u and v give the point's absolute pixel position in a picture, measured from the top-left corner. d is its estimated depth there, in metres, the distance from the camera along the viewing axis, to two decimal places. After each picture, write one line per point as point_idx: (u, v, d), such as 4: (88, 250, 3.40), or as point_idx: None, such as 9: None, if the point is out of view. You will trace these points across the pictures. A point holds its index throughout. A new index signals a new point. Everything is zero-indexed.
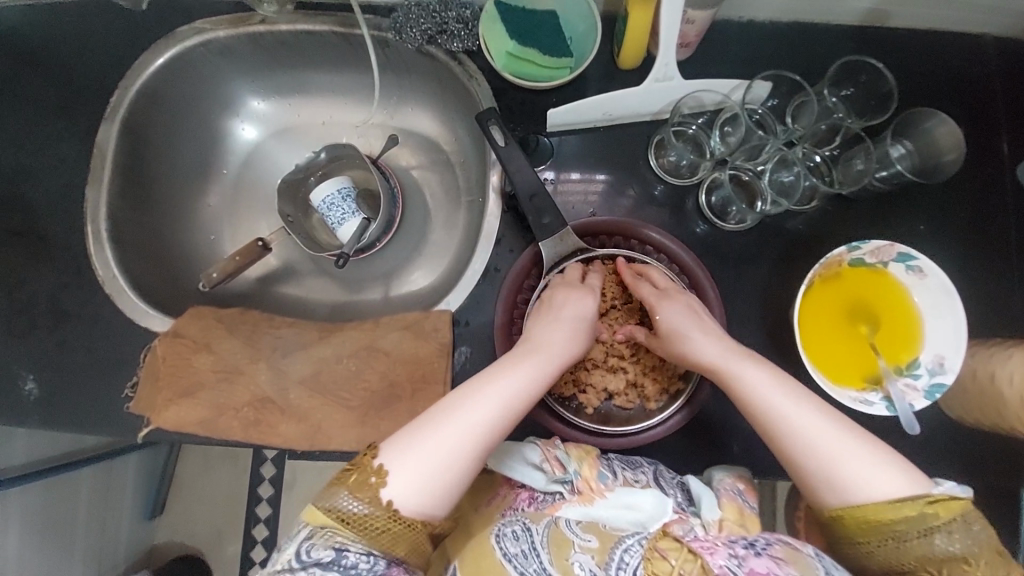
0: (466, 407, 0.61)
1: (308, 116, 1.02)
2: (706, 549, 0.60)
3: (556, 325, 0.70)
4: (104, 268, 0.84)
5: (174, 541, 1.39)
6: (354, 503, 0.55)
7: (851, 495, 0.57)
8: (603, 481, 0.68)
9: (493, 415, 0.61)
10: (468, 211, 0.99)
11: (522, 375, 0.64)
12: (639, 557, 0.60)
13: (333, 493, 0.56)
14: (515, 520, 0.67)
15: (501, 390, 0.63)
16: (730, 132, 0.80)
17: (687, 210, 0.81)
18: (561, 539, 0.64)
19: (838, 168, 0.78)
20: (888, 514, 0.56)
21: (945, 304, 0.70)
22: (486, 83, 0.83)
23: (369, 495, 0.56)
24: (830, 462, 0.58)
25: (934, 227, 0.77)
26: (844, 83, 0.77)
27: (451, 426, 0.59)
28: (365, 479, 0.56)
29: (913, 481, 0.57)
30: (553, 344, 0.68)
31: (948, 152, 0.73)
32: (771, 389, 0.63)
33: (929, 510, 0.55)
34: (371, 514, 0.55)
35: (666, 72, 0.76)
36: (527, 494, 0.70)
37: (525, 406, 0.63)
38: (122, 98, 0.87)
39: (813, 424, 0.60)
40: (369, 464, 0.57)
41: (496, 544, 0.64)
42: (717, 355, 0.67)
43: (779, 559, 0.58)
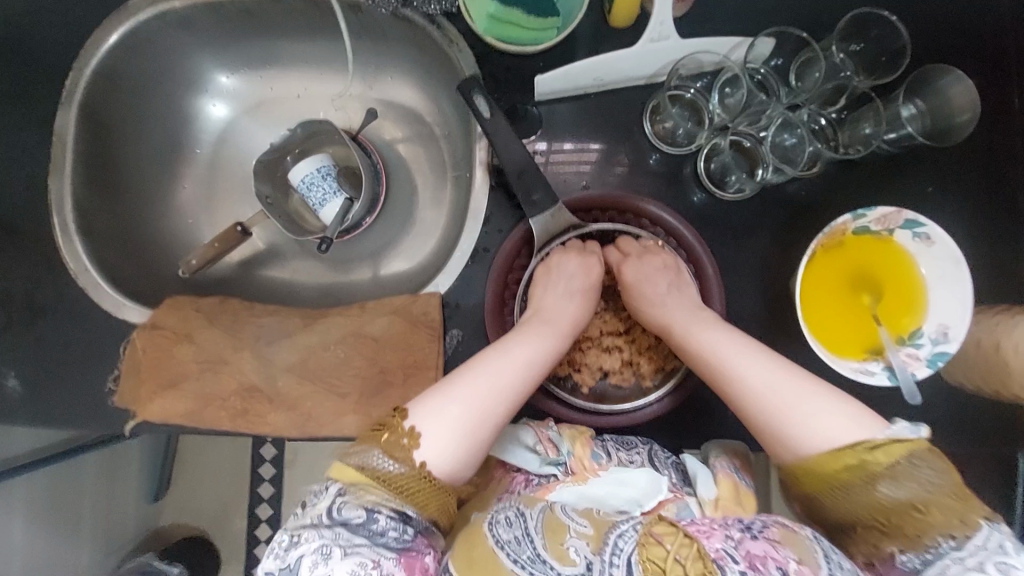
0: (487, 370, 0.61)
1: (283, 90, 0.96)
2: (702, 533, 0.55)
3: (568, 294, 0.71)
4: (75, 261, 0.80)
5: (179, 524, 1.37)
6: (389, 461, 0.54)
7: (798, 446, 0.56)
8: (596, 460, 0.68)
9: (516, 376, 0.61)
10: (455, 186, 0.95)
11: (539, 341, 0.66)
12: (633, 543, 0.54)
13: (366, 450, 0.55)
14: (508, 506, 0.60)
15: (518, 354, 0.64)
16: (730, 94, 0.75)
17: (684, 178, 0.77)
18: (557, 524, 0.58)
19: (844, 131, 0.74)
20: (834, 464, 0.54)
21: (951, 273, 0.67)
22: (468, 48, 0.78)
23: (403, 455, 0.55)
24: (776, 415, 0.57)
25: (942, 190, 0.73)
26: (853, 37, 0.71)
27: (470, 386, 0.59)
28: (398, 440, 0.55)
29: (862, 424, 0.55)
30: (566, 310, 0.70)
31: (961, 113, 0.69)
32: (739, 347, 0.63)
33: (870, 457, 0.53)
34: (405, 474, 0.54)
35: (660, 31, 0.71)
36: (523, 477, 0.69)
37: (545, 369, 0.65)
38: (76, 82, 0.81)
39: (766, 378, 0.59)
40: (400, 425, 0.56)
41: (488, 531, 0.57)
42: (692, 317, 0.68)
43: (777, 542, 0.53)
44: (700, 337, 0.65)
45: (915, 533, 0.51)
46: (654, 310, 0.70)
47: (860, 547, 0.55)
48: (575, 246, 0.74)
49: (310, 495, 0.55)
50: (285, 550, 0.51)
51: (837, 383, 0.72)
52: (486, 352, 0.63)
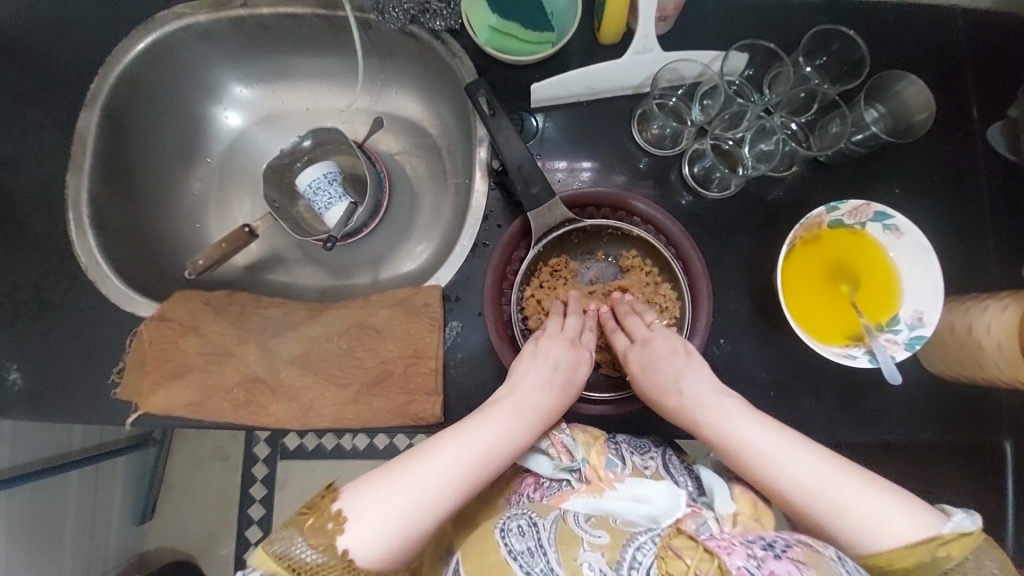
0: (436, 464, 0.61)
1: (293, 102, 1.02)
2: (723, 549, 0.58)
3: (545, 382, 0.70)
4: (86, 254, 0.83)
5: (166, 546, 1.36)
6: (311, 550, 0.55)
7: (860, 544, 0.57)
8: (611, 469, 0.69)
9: (463, 475, 0.61)
10: (455, 192, 0.99)
11: (498, 430, 0.65)
12: (651, 556, 0.59)
13: (288, 537, 0.56)
14: (521, 514, 0.64)
15: (472, 446, 0.63)
16: (709, 104, 0.82)
17: (671, 181, 0.83)
18: (569, 536, 0.61)
19: (814, 134, 0.80)
20: (905, 561, 0.55)
21: (921, 261, 0.72)
22: (469, 61, 0.84)
23: (324, 541, 0.56)
24: (830, 516, 0.58)
25: (909, 191, 0.79)
26: (817, 52, 0.79)
27: (417, 480, 0.59)
28: (323, 524, 0.56)
29: (922, 521, 0.56)
30: (532, 399, 0.68)
31: (919, 111, 0.76)
32: (774, 443, 0.62)
33: (941, 552, 0.55)
34: (327, 562, 0.55)
35: (645, 44, 0.78)
36: (532, 480, 0.72)
37: (492, 467, 0.63)
38: (101, 86, 0.86)
39: (806, 474, 0.60)
40: (327, 508, 0.57)
41: (500, 540, 0.61)
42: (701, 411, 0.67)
43: (800, 562, 0.55)
44: (732, 429, 0.64)
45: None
46: (672, 400, 0.70)
47: None
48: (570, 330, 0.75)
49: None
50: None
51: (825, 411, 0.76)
52: (441, 438, 0.63)
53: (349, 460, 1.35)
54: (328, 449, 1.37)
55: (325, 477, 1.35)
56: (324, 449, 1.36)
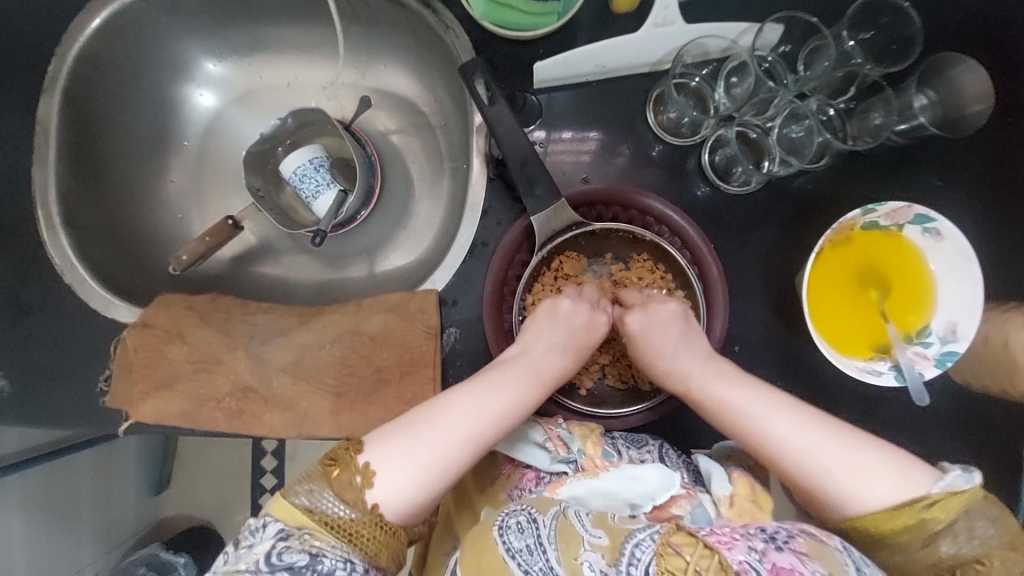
0: (457, 415, 0.59)
1: (272, 77, 0.93)
2: (724, 544, 0.53)
3: (560, 341, 0.69)
4: (61, 256, 0.78)
5: (183, 513, 1.36)
6: (340, 505, 0.52)
7: (846, 506, 0.54)
8: (607, 458, 0.67)
9: (488, 430, 0.59)
10: (452, 177, 0.92)
11: (518, 387, 0.63)
12: (651, 553, 0.53)
13: (316, 490, 0.52)
14: (520, 510, 0.59)
15: (494, 402, 0.61)
16: (737, 83, 0.72)
17: (688, 170, 0.75)
18: (570, 533, 0.57)
19: (852, 121, 0.72)
20: (891, 523, 0.52)
21: (962, 268, 0.65)
22: (464, 34, 0.74)
23: (354, 495, 0.53)
24: (815, 476, 0.55)
25: (952, 183, 0.71)
26: (863, 24, 0.69)
27: (439, 434, 0.57)
28: (350, 479, 0.53)
29: (912, 479, 0.53)
30: (548, 357, 0.67)
31: (973, 103, 0.66)
32: (764, 404, 0.60)
33: (928, 515, 0.51)
34: (357, 519, 0.52)
35: (666, 16, 0.68)
36: (533, 474, 0.68)
37: (515, 420, 0.61)
38: (58, 69, 0.78)
39: (791, 435, 0.57)
40: (354, 462, 0.54)
41: (497, 538, 0.55)
42: (687, 370, 0.66)
43: (803, 554, 0.52)
44: (716, 390, 0.63)
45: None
46: (664, 366, 0.68)
47: None
48: (588, 296, 0.73)
49: (247, 531, 0.53)
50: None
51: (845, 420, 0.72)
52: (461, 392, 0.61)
53: None
54: None
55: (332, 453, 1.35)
56: None
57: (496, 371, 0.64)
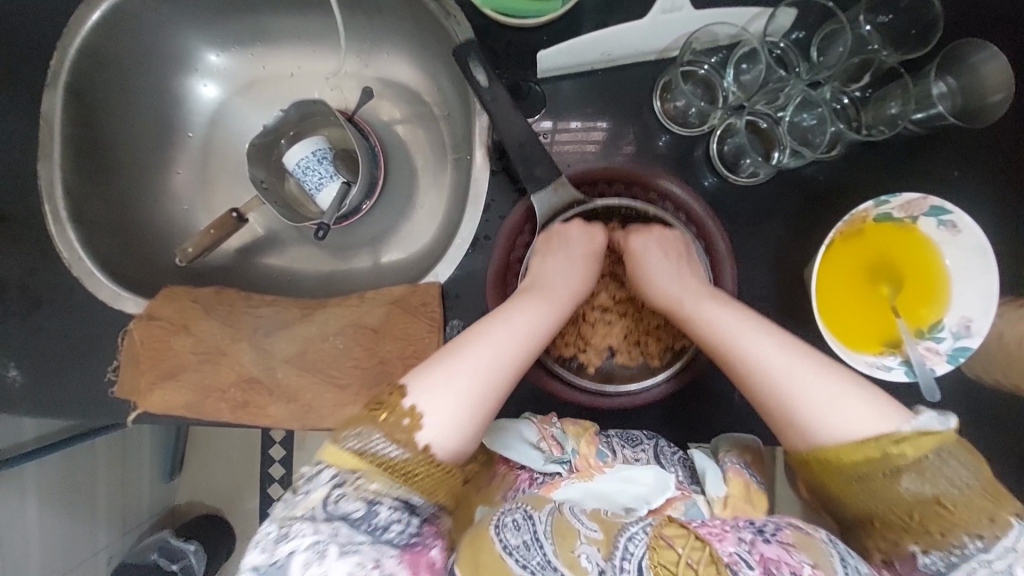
0: (481, 346, 0.58)
1: (275, 67, 0.92)
2: (715, 536, 0.54)
3: (569, 263, 0.69)
4: (68, 250, 0.79)
5: (194, 500, 1.39)
6: (392, 446, 0.53)
7: (815, 432, 0.53)
8: (601, 458, 0.67)
9: (519, 347, 0.60)
10: (456, 169, 0.91)
11: (541, 306, 0.64)
12: (643, 547, 0.54)
13: (366, 434, 0.53)
14: (515, 508, 0.58)
15: (520, 323, 0.61)
16: (746, 71, 0.70)
17: (695, 160, 0.74)
18: (566, 528, 0.56)
19: (867, 110, 0.69)
20: (854, 455, 0.51)
21: (976, 265, 0.64)
22: (466, 21, 0.73)
23: (405, 437, 0.53)
24: (791, 399, 0.54)
25: (971, 173, 0.68)
26: (881, 8, 0.67)
27: (470, 363, 0.57)
28: (398, 421, 0.54)
29: (885, 416, 0.52)
30: (567, 277, 0.67)
31: (995, 91, 0.63)
32: (751, 327, 0.59)
33: (895, 450, 0.50)
34: (410, 459, 0.53)
35: (673, 1, 0.66)
36: (527, 476, 0.68)
37: (542, 342, 0.62)
38: (61, 63, 0.77)
39: (778, 358, 0.56)
40: (399, 404, 0.55)
41: (495, 535, 0.54)
42: (672, 294, 0.66)
43: (791, 545, 0.52)
44: (702, 313, 0.62)
45: (940, 531, 0.49)
46: (656, 288, 0.67)
47: (878, 543, 0.52)
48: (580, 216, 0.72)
49: (301, 479, 0.53)
50: (275, 541, 0.49)
51: None
52: (484, 324, 0.61)
53: None
54: None
55: None
56: None
57: (514, 301, 0.64)
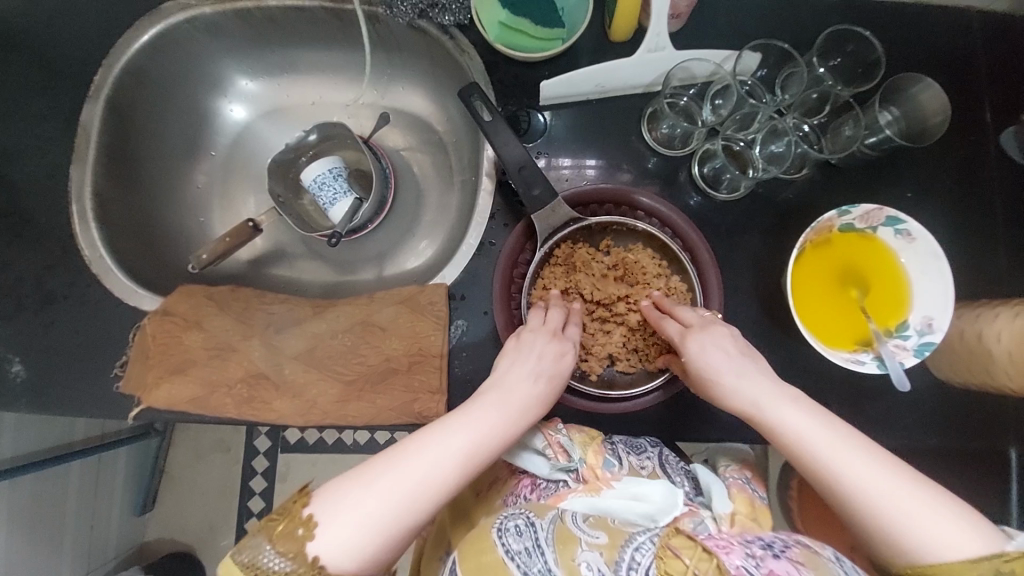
0: (410, 462, 0.55)
1: (298, 96, 1.01)
2: (722, 548, 0.57)
3: (534, 374, 0.65)
4: (90, 247, 0.82)
5: (166, 537, 1.34)
6: (278, 557, 0.51)
7: (920, 554, 0.51)
8: (609, 468, 0.69)
9: (446, 470, 0.56)
10: (461, 189, 0.98)
11: (487, 429, 0.59)
12: (651, 556, 0.57)
13: (257, 544, 0.51)
14: (518, 514, 0.62)
15: (458, 441, 0.58)
16: (721, 104, 0.81)
17: (680, 180, 0.82)
18: (567, 535, 0.60)
19: (826, 137, 0.79)
20: (967, 575, 0.50)
21: (933, 267, 0.71)
22: (477, 57, 0.83)
23: (293, 549, 0.51)
24: (894, 521, 0.52)
25: (920, 194, 0.78)
26: (831, 53, 0.79)
27: (398, 480, 0.54)
28: (291, 530, 0.51)
29: (982, 533, 0.51)
30: (522, 389, 0.64)
31: (935, 115, 0.74)
32: (844, 447, 0.56)
33: (1005, 568, 0.49)
34: (296, 571, 0.50)
35: (657, 42, 0.77)
36: (530, 480, 0.71)
37: (477, 463, 0.58)
38: (105, 79, 0.85)
39: (876, 481, 0.54)
40: (299, 513, 0.52)
41: (497, 540, 0.59)
42: (751, 402, 0.61)
43: (800, 562, 0.55)
44: (791, 426, 0.58)
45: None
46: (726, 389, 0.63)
47: None
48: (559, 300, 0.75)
49: None
50: None
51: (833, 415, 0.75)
52: (421, 436, 0.58)
53: (351, 454, 1.32)
54: (329, 444, 1.34)
55: (327, 470, 1.32)
56: (327, 444, 1.33)
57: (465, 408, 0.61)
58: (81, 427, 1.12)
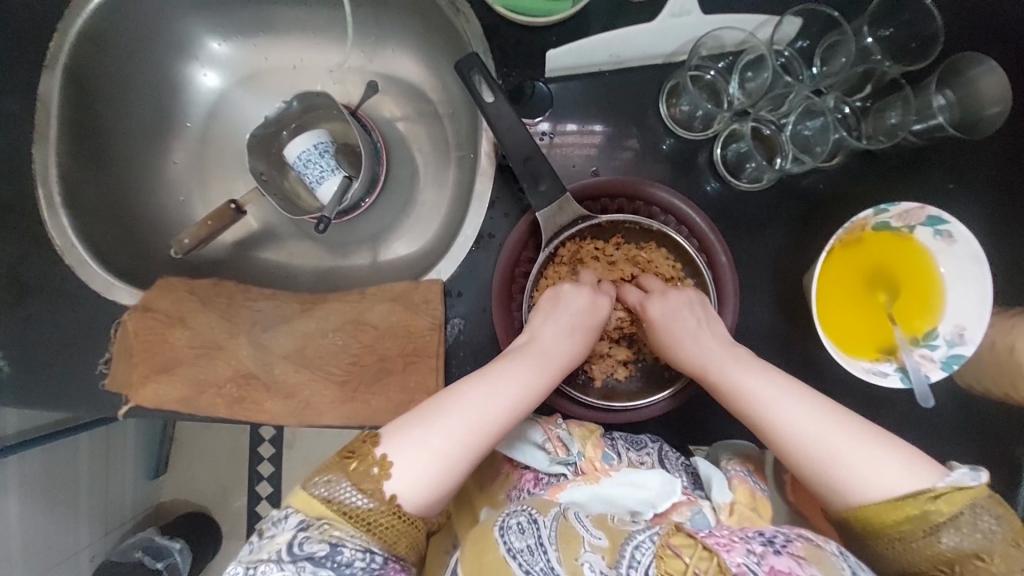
0: (464, 404, 0.57)
1: (277, 59, 0.91)
2: (723, 546, 0.54)
3: (569, 331, 0.66)
4: (62, 238, 0.77)
5: (180, 498, 1.36)
6: (358, 495, 0.53)
7: (850, 494, 0.53)
8: (607, 461, 0.67)
9: (503, 409, 0.58)
10: (459, 167, 0.90)
11: (525, 379, 0.61)
12: (651, 555, 0.53)
13: (334, 480, 0.53)
14: (520, 511, 0.58)
15: (509, 383, 0.60)
16: (751, 78, 0.71)
17: (699, 164, 0.74)
18: (570, 534, 0.57)
19: (867, 119, 0.71)
20: (893, 514, 0.51)
21: (971, 272, 0.65)
22: (475, 19, 0.73)
23: (372, 487, 0.53)
24: (822, 459, 0.54)
25: (966, 185, 0.70)
26: (884, 21, 0.68)
27: (456, 420, 0.57)
28: (367, 470, 0.54)
29: (917, 473, 0.52)
30: (560, 342, 0.65)
31: (990, 106, 0.65)
32: (777, 391, 0.58)
33: (931, 507, 0.51)
34: (375, 508, 0.53)
35: (683, 5, 0.67)
36: (532, 475, 0.68)
37: (532, 407, 0.61)
38: (60, 45, 0.77)
39: (806, 423, 0.56)
40: (371, 453, 0.55)
41: (499, 538, 0.55)
42: (699, 355, 0.64)
43: (802, 558, 0.53)
44: (732, 373, 0.61)
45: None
46: (684, 350, 0.66)
47: None
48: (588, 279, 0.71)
49: (269, 522, 0.54)
50: None
51: None
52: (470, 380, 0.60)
53: None
54: None
55: (332, 440, 1.33)
56: None
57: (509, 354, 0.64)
58: None
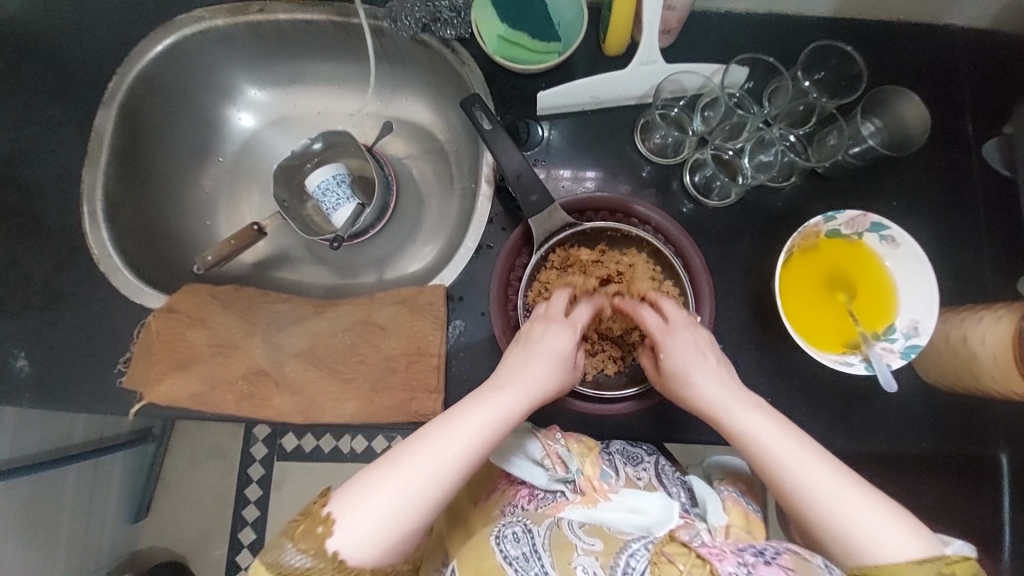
0: (425, 453, 0.57)
1: (305, 105, 1.05)
2: (715, 555, 0.55)
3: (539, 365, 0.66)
4: (99, 248, 0.85)
5: (159, 544, 1.32)
6: (299, 556, 0.53)
7: (864, 553, 0.54)
8: (606, 480, 0.69)
9: (460, 455, 0.57)
10: (462, 197, 1.01)
11: (483, 428, 0.59)
12: (645, 562, 0.56)
13: (280, 545, 0.54)
14: (515, 522, 0.63)
15: (468, 429, 0.59)
16: (711, 116, 0.84)
17: (673, 189, 0.85)
18: (563, 542, 0.60)
19: (812, 146, 0.83)
20: None
21: (917, 271, 0.74)
22: (478, 70, 0.87)
23: (314, 546, 0.53)
24: (838, 519, 0.55)
25: (905, 203, 0.81)
26: (816, 66, 0.81)
27: (418, 471, 0.56)
28: (312, 529, 0.54)
29: (924, 539, 0.53)
30: (526, 377, 0.64)
31: (914, 126, 0.77)
32: (790, 444, 0.59)
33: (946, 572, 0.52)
34: (317, 567, 0.53)
35: (649, 55, 0.80)
36: (527, 491, 0.70)
37: (487, 452, 0.59)
38: (118, 86, 0.89)
39: (819, 479, 0.57)
40: (320, 512, 0.55)
41: (496, 547, 0.60)
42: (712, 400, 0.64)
43: (790, 569, 0.52)
44: (747, 422, 0.61)
45: None
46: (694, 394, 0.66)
47: None
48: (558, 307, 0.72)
49: None
50: None
51: (820, 415, 0.77)
52: (432, 427, 0.59)
53: (349, 462, 1.31)
54: (326, 451, 1.33)
55: (324, 478, 1.31)
56: (325, 453, 1.33)
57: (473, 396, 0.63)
58: (80, 429, 1.11)
